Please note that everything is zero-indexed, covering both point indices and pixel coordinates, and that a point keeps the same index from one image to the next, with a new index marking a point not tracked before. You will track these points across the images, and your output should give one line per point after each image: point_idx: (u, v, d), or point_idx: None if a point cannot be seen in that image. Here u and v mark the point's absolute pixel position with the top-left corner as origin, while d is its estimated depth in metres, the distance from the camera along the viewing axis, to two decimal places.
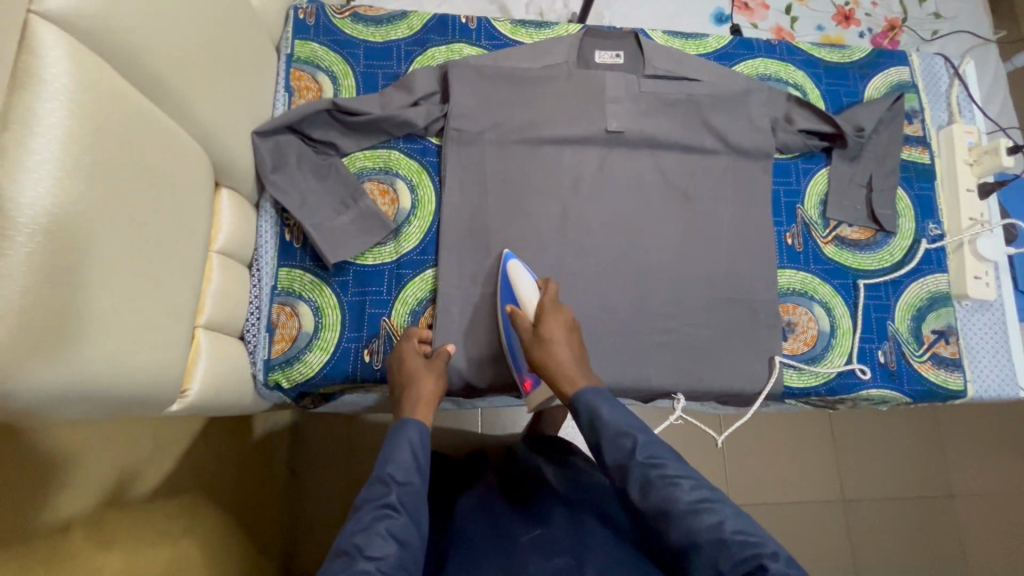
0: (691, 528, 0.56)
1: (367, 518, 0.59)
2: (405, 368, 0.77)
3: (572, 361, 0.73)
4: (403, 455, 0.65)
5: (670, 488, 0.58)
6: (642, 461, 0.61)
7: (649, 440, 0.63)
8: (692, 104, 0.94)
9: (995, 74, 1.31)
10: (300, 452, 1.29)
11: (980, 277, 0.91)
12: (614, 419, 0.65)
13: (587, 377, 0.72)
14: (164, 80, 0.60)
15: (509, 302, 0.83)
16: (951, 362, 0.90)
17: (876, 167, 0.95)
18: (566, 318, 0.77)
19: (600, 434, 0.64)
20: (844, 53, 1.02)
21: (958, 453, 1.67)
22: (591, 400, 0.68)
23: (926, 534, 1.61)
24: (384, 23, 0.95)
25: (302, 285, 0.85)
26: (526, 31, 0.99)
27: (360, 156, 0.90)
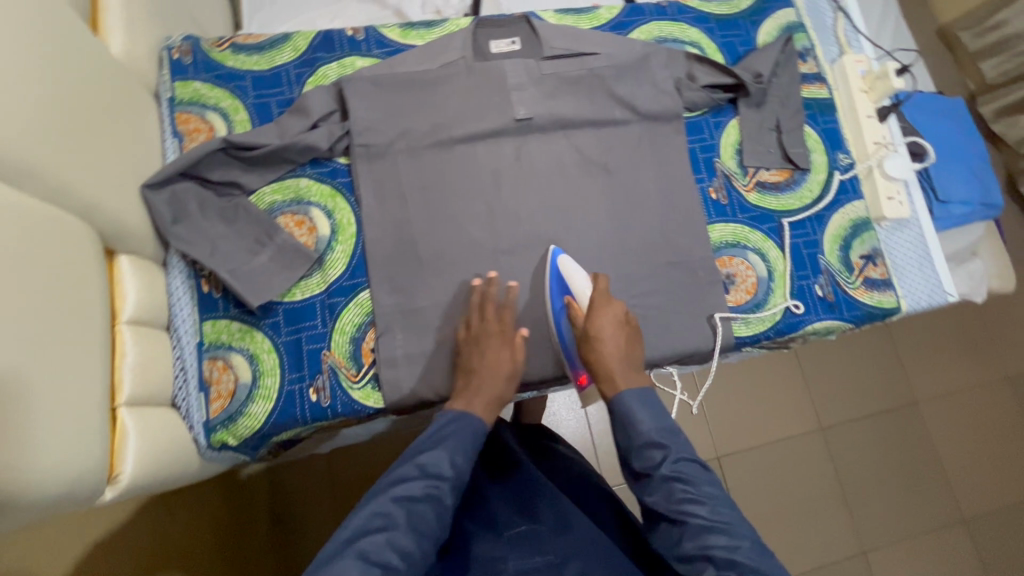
0: (705, 543, 0.64)
1: (418, 490, 0.66)
2: (479, 351, 0.79)
3: (621, 360, 0.77)
4: (467, 442, 0.71)
5: (689, 505, 0.66)
6: (666, 476, 0.68)
7: (678, 455, 0.69)
8: (595, 78, 0.93)
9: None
10: (285, 498, 1.24)
11: (893, 198, 0.95)
12: (652, 429, 0.71)
13: (633, 378, 0.76)
14: (20, 155, 0.54)
15: (560, 295, 0.85)
16: (882, 283, 0.94)
17: (782, 110, 0.98)
18: (618, 311, 0.80)
19: (632, 443, 0.71)
20: (732, 4, 1.04)
21: (915, 361, 1.76)
22: (627, 405, 0.73)
23: (901, 444, 1.69)
24: (267, 49, 0.91)
25: (230, 335, 0.80)
26: (417, 32, 0.96)
27: (268, 191, 0.86)
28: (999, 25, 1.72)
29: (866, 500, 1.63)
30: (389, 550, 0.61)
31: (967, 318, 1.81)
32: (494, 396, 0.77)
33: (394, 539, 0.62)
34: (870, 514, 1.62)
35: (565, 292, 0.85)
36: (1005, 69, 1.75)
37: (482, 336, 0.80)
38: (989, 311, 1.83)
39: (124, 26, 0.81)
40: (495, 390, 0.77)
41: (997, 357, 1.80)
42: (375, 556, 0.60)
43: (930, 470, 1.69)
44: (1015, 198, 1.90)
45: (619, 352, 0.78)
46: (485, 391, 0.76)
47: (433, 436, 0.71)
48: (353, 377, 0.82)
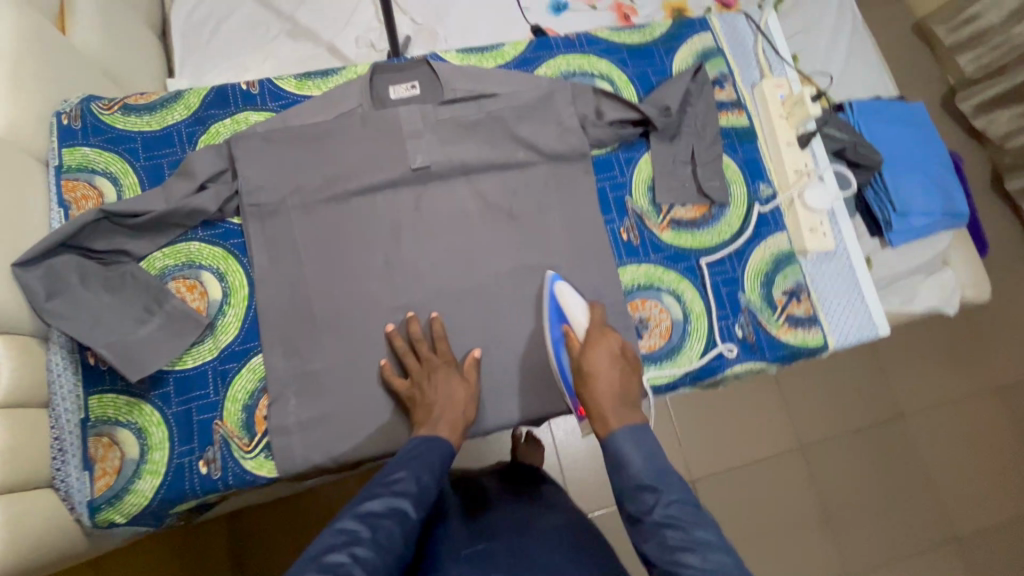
0: None
1: (383, 503, 0.63)
2: (430, 382, 0.78)
3: (615, 396, 0.72)
4: (434, 459, 0.70)
5: (681, 553, 0.58)
6: (657, 521, 0.61)
7: (674, 499, 0.62)
8: (495, 120, 0.90)
9: None
10: (240, 543, 1.21)
11: (815, 230, 0.91)
12: (643, 469, 0.65)
13: (623, 416, 0.71)
14: None
15: (558, 325, 0.82)
16: (806, 320, 0.89)
17: (697, 141, 0.93)
18: (613, 346, 0.77)
19: (625, 485, 0.65)
20: (645, 32, 1.00)
21: (898, 374, 1.68)
22: (621, 447, 0.67)
23: (886, 462, 1.61)
24: (158, 109, 0.89)
25: (118, 409, 0.78)
26: (314, 82, 0.94)
27: (159, 255, 0.84)
28: (975, 18, 1.63)
29: (851, 521, 1.56)
30: (350, 562, 0.57)
31: (952, 326, 1.73)
32: (457, 419, 0.77)
33: (357, 552, 0.58)
34: (856, 536, 1.54)
35: (563, 321, 0.82)
36: (984, 63, 1.65)
37: (427, 370, 0.79)
38: (976, 316, 1.74)
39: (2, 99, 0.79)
40: (459, 415, 0.77)
41: (986, 365, 1.72)
42: (336, 567, 0.56)
43: (918, 487, 1.60)
44: (1001, 196, 1.81)
45: (611, 387, 0.72)
46: (446, 417, 0.76)
47: (398, 459, 0.69)
48: (245, 446, 0.79)
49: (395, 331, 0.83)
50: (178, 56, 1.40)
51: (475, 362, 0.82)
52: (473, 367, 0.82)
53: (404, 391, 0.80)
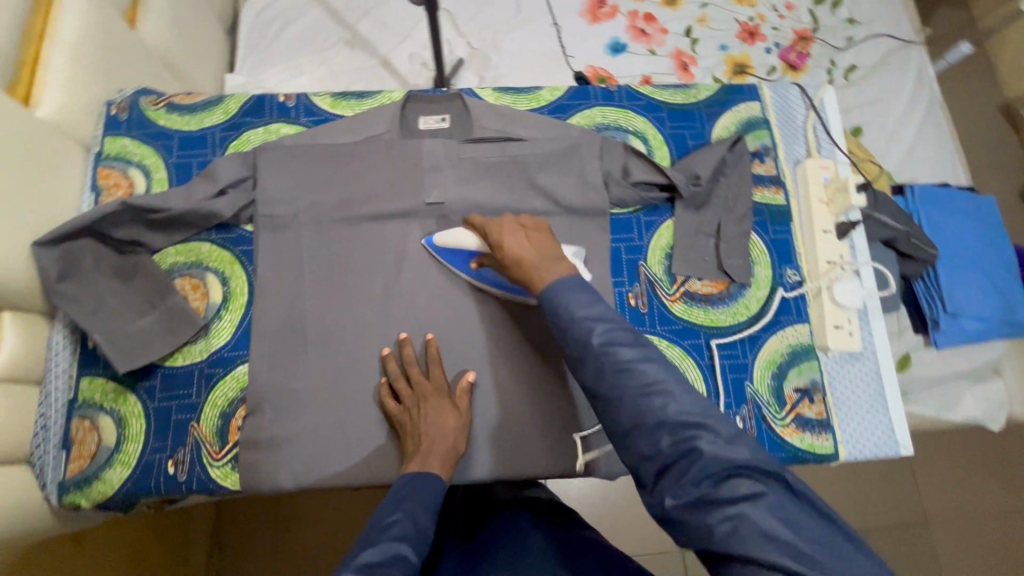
0: (643, 410, 0.57)
1: (382, 551, 0.60)
2: (421, 412, 0.77)
3: (534, 256, 0.70)
4: (426, 497, 0.68)
5: (626, 374, 0.59)
6: (598, 351, 0.61)
7: (607, 327, 0.62)
8: (517, 165, 0.88)
9: (885, 51, 1.60)
10: (224, 528, 1.24)
11: (841, 327, 0.84)
12: (579, 310, 0.64)
13: (555, 267, 0.69)
14: None
15: (465, 262, 0.84)
16: (817, 424, 0.82)
17: (725, 214, 0.89)
18: (511, 226, 0.74)
19: (563, 327, 0.64)
20: (689, 93, 0.97)
21: (930, 478, 1.49)
22: (556, 296, 0.65)
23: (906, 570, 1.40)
24: (199, 110, 0.93)
25: (104, 395, 0.80)
26: (348, 103, 0.95)
27: (172, 251, 0.87)
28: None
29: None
30: None
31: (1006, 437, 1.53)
32: (448, 451, 0.75)
33: None
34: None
35: (470, 258, 0.84)
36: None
37: (417, 398, 0.77)
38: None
39: (53, 86, 0.85)
40: (450, 447, 0.75)
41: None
42: None
43: None
44: None
45: (527, 252, 0.71)
46: (437, 450, 0.74)
47: (393, 500, 0.67)
48: (215, 454, 0.79)
49: (390, 354, 0.82)
50: (241, 52, 1.46)
51: (468, 386, 0.80)
52: (465, 393, 0.80)
53: (397, 418, 0.78)
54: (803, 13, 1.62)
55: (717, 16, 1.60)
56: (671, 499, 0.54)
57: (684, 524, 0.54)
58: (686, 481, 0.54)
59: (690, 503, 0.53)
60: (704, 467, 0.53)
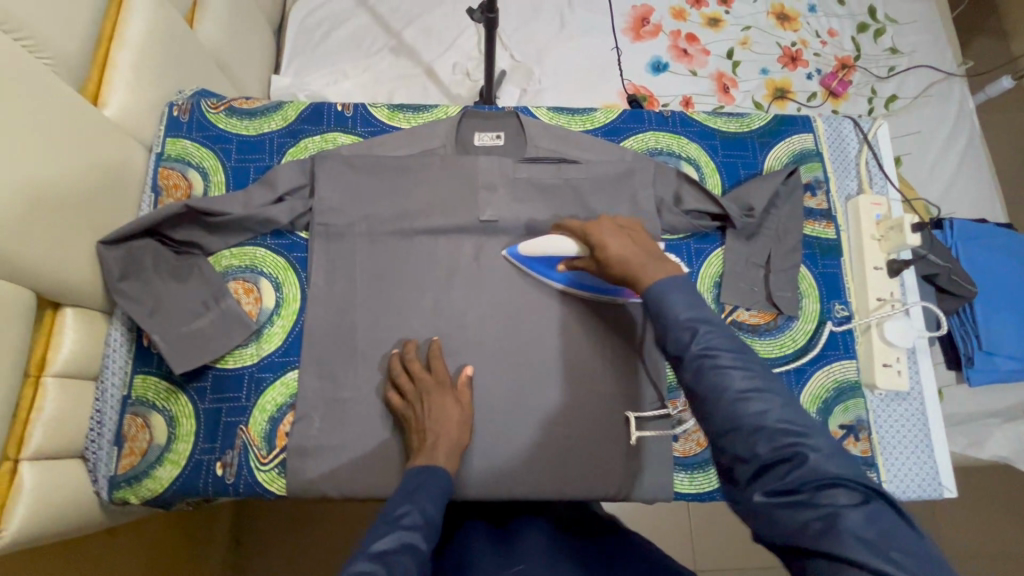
0: (735, 413, 0.53)
1: (391, 539, 0.56)
2: (423, 406, 0.76)
3: (635, 252, 0.68)
4: (434, 491, 0.65)
5: (722, 377, 0.55)
6: (699, 353, 0.58)
7: (710, 331, 0.59)
8: (571, 187, 0.89)
9: (927, 82, 1.60)
10: (246, 529, 1.25)
11: (889, 365, 0.84)
12: (684, 312, 0.61)
13: (657, 267, 0.66)
14: None
15: (553, 267, 0.85)
16: (861, 461, 0.82)
17: (776, 246, 0.89)
18: (606, 224, 0.73)
19: (666, 324, 0.61)
20: (743, 122, 0.97)
21: (948, 511, 1.45)
22: (661, 294, 0.63)
23: None
24: (258, 115, 0.94)
25: (156, 394, 0.82)
26: (405, 115, 0.96)
27: (226, 253, 0.88)
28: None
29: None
30: None
31: None
32: (454, 445, 0.74)
33: None
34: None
35: (558, 262, 0.85)
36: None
37: (420, 392, 0.77)
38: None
39: (120, 84, 0.86)
40: (455, 441, 0.74)
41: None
42: None
43: None
44: None
45: (624, 249, 0.70)
46: (443, 443, 0.73)
47: (400, 494, 0.63)
48: (262, 458, 0.80)
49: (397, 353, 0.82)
50: (287, 53, 1.48)
51: (467, 381, 0.80)
52: (467, 386, 0.80)
53: (402, 412, 0.78)
54: (846, 39, 1.62)
55: (760, 39, 1.60)
56: (760, 496, 0.50)
57: (767, 524, 0.50)
58: (779, 483, 0.50)
59: (780, 503, 0.49)
60: (803, 472, 0.49)
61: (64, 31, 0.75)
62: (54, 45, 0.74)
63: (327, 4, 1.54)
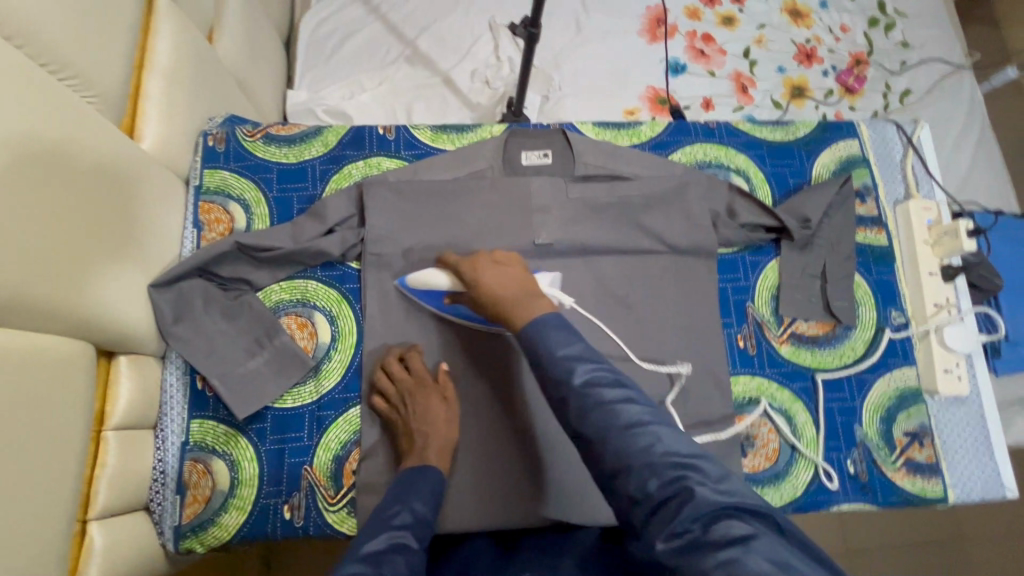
0: (624, 451, 0.52)
1: (383, 541, 0.58)
2: (408, 405, 0.76)
3: (513, 290, 0.69)
4: (426, 489, 0.68)
5: (607, 414, 0.54)
6: (581, 390, 0.57)
7: (591, 366, 0.58)
8: (625, 205, 0.88)
9: (939, 75, 1.61)
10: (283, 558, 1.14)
11: (950, 371, 0.85)
12: (562, 348, 0.60)
13: (535, 306, 0.67)
14: (29, 293, 0.55)
15: (438, 299, 0.81)
16: (927, 468, 0.83)
17: (831, 256, 0.89)
18: (487, 258, 0.74)
19: (544, 364, 0.60)
20: (788, 130, 0.96)
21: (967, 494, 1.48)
22: (539, 334, 0.62)
23: None
24: (297, 142, 0.91)
25: (216, 438, 0.79)
26: (448, 136, 0.94)
27: (276, 288, 0.85)
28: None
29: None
30: None
31: None
32: (446, 443, 0.75)
33: None
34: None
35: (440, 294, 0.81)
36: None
37: (405, 391, 0.78)
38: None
39: (154, 114, 0.81)
40: (445, 438, 0.75)
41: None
42: None
43: None
44: None
45: (501, 286, 0.70)
46: (432, 443, 0.74)
47: (393, 496, 0.66)
48: (330, 498, 0.78)
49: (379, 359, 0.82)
50: (300, 68, 1.44)
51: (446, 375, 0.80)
52: (448, 379, 0.80)
53: (389, 416, 0.79)
54: (858, 35, 1.62)
55: (775, 37, 1.59)
56: (661, 544, 0.48)
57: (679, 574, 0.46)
58: (674, 524, 0.48)
59: (680, 549, 0.46)
60: (692, 507, 0.47)
61: (105, 66, 0.71)
62: (96, 82, 0.70)
63: (337, 14, 1.50)
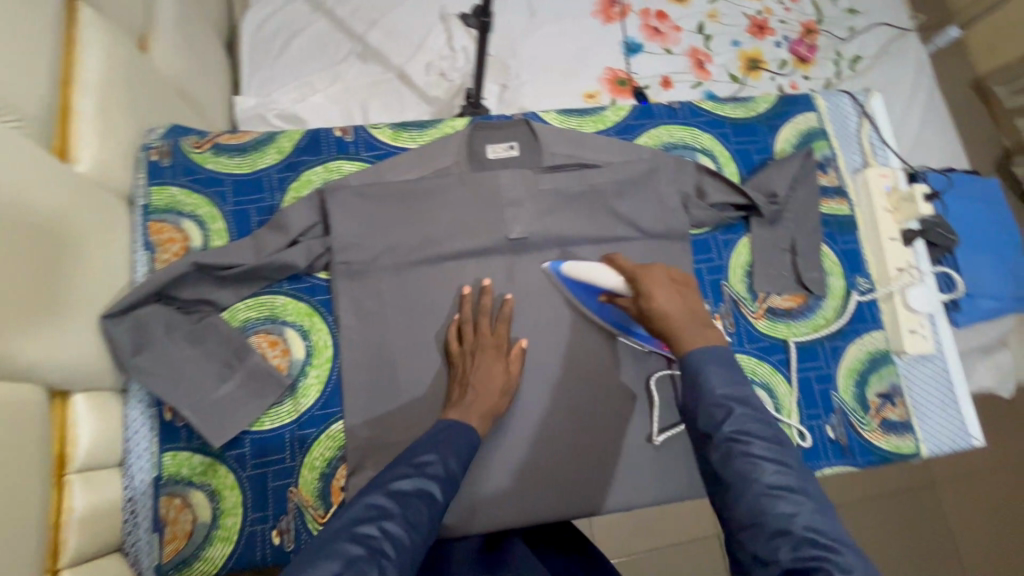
0: (761, 510, 0.53)
1: (413, 483, 0.59)
2: (473, 362, 0.77)
3: (681, 313, 0.68)
4: (461, 447, 0.66)
5: (754, 467, 0.55)
6: (732, 433, 0.57)
7: (745, 414, 0.58)
8: (595, 193, 0.87)
9: (884, 40, 1.65)
10: None
11: (915, 331, 0.88)
12: (721, 386, 0.60)
13: (700, 332, 0.66)
14: None
15: (593, 296, 0.82)
16: (900, 426, 0.86)
17: (799, 228, 0.90)
18: (662, 274, 0.72)
19: (699, 398, 0.60)
20: (749, 106, 0.97)
21: None
22: (699, 364, 0.62)
23: (917, 533, 1.50)
24: (249, 151, 0.86)
25: (191, 470, 0.75)
26: (409, 134, 0.90)
27: (241, 306, 0.81)
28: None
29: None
30: (380, 536, 0.53)
31: None
32: (489, 405, 0.74)
33: (388, 527, 0.54)
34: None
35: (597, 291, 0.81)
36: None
37: (474, 348, 0.78)
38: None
39: (87, 129, 0.74)
40: (490, 408, 0.74)
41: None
42: (365, 540, 0.52)
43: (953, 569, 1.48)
44: None
45: (675, 306, 0.68)
46: (478, 406, 0.73)
47: (428, 441, 0.66)
48: (320, 518, 0.76)
49: (469, 295, 0.82)
50: (245, 71, 1.37)
51: (521, 353, 0.80)
52: (519, 357, 0.80)
53: (453, 357, 0.79)
54: (807, 5, 1.65)
55: (727, 11, 1.60)
56: None
57: None
58: None
59: None
60: None
61: (28, 84, 0.65)
62: (20, 102, 0.63)
63: (279, 11, 1.43)
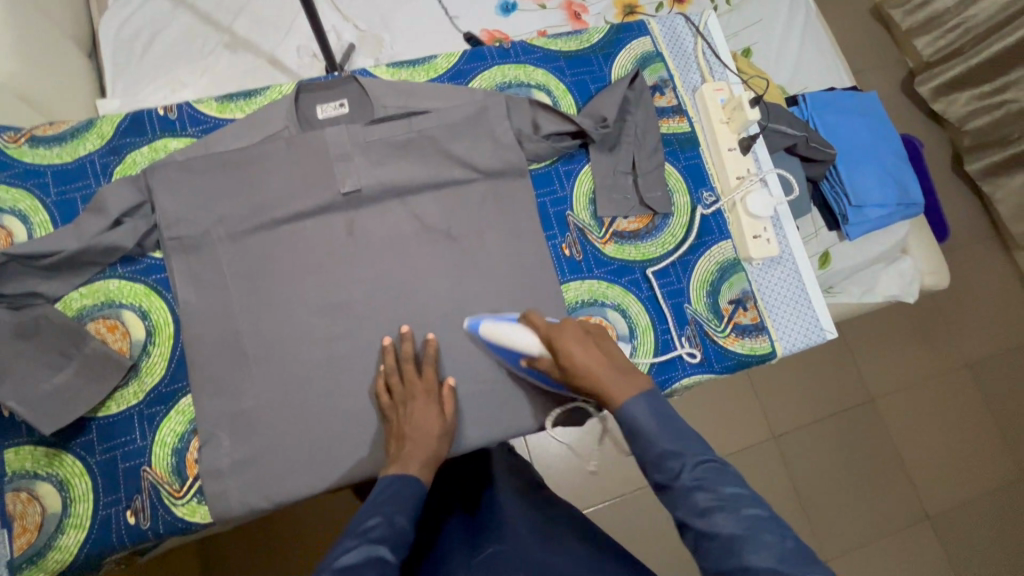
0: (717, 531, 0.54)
1: (358, 553, 0.56)
2: (406, 411, 0.75)
3: (605, 368, 0.67)
4: (407, 501, 0.65)
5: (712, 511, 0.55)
6: (688, 485, 0.57)
7: (699, 462, 0.58)
8: (426, 139, 0.86)
9: None
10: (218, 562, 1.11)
11: (759, 236, 0.89)
12: (665, 437, 0.60)
13: (628, 380, 0.66)
14: None
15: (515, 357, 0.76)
16: (753, 328, 0.89)
17: (637, 150, 0.91)
18: (573, 333, 0.69)
19: (646, 453, 0.60)
20: (582, 38, 0.98)
21: (864, 357, 1.59)
22: (635, 418, 0.62)
23: (859, 449, 1.52)
24: (68, 140, 0.85)
25: (36, 462, 0.75)
26: (236, 105, 0.89)
27: (76, 295, 0.80)
28: (929, 0, 1.60)
29: (828, 511, 1.46)
30: None
31: (935, 309, 1.65)
32: (429, 450, 0.72)
33: None
34: (834, 524, 1.45)
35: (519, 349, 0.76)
36: (940, 45, 1.61)
37: (405, 396, 0.76)
38: (947, 300, 1.66)
39: None
40: (432, 450, 0.73)
41: (950, 344, 1.63)
42: None
43: (897, 479, 1.51)
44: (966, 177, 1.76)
45: (599, 363, 0.67)
46: (418, 451, 0.71)
47: (370, 504, 0.63)
48: (176, 493, 0.76)
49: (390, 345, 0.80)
50: (108, 72, 1.32)
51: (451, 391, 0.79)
52: (451, 397, 0.78)
53: (385, 411, 0.77)
54: None
55: None
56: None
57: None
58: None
59: None
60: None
61: None
62: None
63: (137, 8, 1.38)
